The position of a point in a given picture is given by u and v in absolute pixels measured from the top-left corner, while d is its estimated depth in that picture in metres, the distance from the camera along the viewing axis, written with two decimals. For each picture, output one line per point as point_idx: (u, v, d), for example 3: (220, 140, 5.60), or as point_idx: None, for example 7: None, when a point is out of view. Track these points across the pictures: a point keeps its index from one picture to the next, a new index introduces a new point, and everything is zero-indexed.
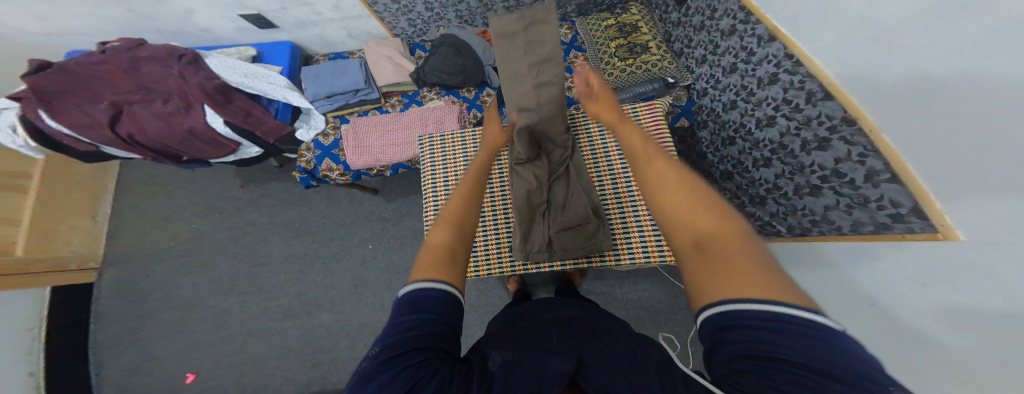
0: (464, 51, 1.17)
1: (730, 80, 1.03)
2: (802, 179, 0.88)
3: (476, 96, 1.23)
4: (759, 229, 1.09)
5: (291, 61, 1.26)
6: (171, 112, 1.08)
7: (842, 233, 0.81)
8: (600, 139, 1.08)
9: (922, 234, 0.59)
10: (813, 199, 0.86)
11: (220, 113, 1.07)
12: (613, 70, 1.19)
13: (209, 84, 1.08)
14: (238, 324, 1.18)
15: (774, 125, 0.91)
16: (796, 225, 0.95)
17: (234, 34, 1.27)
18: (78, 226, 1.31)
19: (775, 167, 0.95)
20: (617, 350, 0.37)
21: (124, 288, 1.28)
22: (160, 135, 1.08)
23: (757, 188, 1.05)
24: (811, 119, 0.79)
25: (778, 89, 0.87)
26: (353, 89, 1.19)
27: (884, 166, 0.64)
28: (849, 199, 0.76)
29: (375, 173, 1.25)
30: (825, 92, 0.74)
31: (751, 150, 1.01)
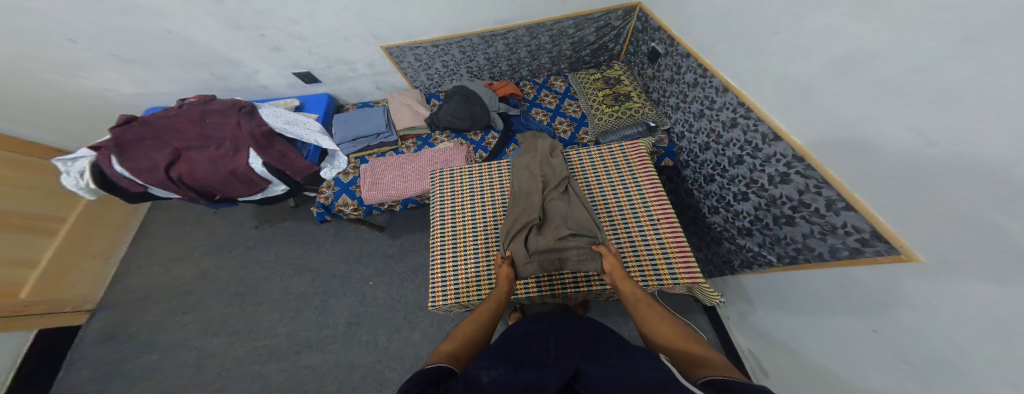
0: (474, 98, 1.33)
1: (701, 124, 1.13)
2: (777, 210, 0.89)
3: (482, 138, 1.36)
4: (751, 261, 1.02)
5: (326, 110, 1.45)
6: (221, 156, 1.21)
7: (824, 260, 0.77)
8: (593, 172, 1.15)
9: (887, 257, 0.61)
10: (792, 228, 0.86)
11: (262, 155, 1.20)
12: (602, 115, 1.33)
13: (258, 131, 1.24)
14: (218, 368, 1.08)
15: (743, 163, 0.97)
16: (783, 255, 0.90)
17: (285, 88, 1.48)
18: (89, 267, 1.33)
19: (752, 200, 0.97)
20: (607, 366, 0.59)
21: (111, 331, 1.22)
22: (205, 175, 1.19)
23: (741, 220, 1.03)
24: (770, 157, 0.86)
25: (739, 131, 0.95)
26: (375, 132, 1.33)
27: (837, 195, 0.70)
28: (820, 227, 0.77)
29: (385, 208, 1.30)
30: (774, 134, 0.84)
31: (730, 185, 1.05)
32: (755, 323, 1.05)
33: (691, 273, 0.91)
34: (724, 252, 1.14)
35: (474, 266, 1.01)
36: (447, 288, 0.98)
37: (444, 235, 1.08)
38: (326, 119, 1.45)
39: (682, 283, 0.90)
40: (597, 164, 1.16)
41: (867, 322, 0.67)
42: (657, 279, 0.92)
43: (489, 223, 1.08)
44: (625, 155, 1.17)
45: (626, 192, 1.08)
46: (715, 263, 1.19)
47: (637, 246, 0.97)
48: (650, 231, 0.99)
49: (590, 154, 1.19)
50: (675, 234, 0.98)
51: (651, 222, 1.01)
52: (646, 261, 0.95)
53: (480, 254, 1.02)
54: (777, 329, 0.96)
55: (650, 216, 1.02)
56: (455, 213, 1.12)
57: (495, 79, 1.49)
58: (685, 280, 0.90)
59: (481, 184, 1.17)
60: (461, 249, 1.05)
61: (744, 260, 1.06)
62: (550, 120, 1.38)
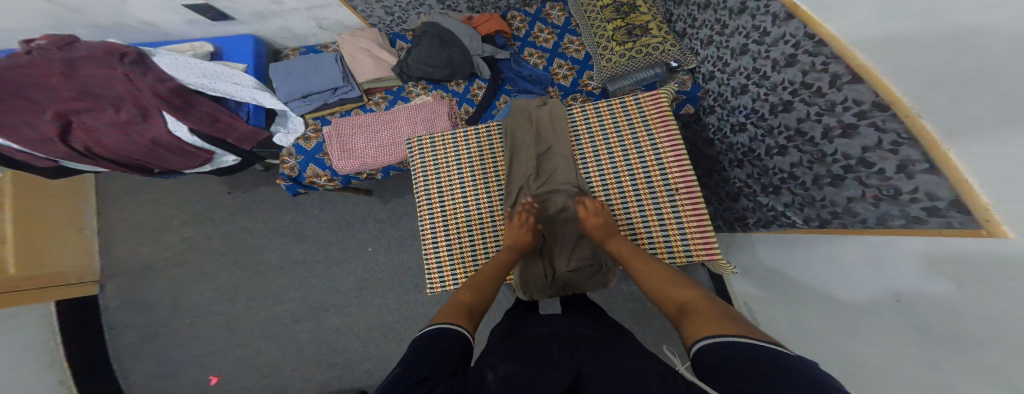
0: (450, 41, 1.10)
1: (740, 62, 0.95)
2: (823, 168, 0.78)
3: (466, 89, 1.18)
4: (771, 220, 0.97)
5: (256, 60, 1.19)
6: (127, 121, 0.99)
7: (865, 226, 0.70)
8: (601, 132, 1.03)
9: (961, 230, 0.50)
10: (835, 190, 0.76)
11: (183, 120, 1.00)
12: (611, 55, 1.09)
13: (163, 87, 0.98)
14: (250, 328, 1.22)
15: (792, 110, 0.82)
16: (813, 217, 0.83)
17: (186, 27, 1.19)
18: (65, 240, 1.27)
19: (792, 155, 0.85)
20: (611, 368, 0.51)
21: (130, 299, 1.30)
22: (122, 148, 1.01)
23: (769, 177, 0.94)
24: (834, 104, 0.70)
25: (796, 71, 0.78)
26: (331, 88, 1.14)
27: (922, 156, 0.54)
28: (877, 192, 0.66)
29: (366, 177, 1.22)
30: (851, 74, 0.64)
31: (764, 137, 0.93)
32: (757, 278, 1.14)
33: (706, 247, 0.91)
34: (739, 209, 1.09)
35: (475, 246, 1.01)
36: (445, 271, 1.00)
37: (434, 217, 1.03)
38: (261, 69, 1.21)
39: (695, 258, 0.91)
40: (607, 124, 1.03)
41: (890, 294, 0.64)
42: (668, 254, 0.93)
43: (481, 200, 1.03)
44: (639, 106, 1.02)
45: (641, 159, 0.99)
46: (725, 219, 1.17)
47: (650, 222, 0.95)
48: (664, 199, 0.95)
49: (596, 114, 1.05)
50: (694, 209, 0.93)
51: (667, 192, 0.96)
52: (657, 234, 0.94)
53: (477, 239, 1.01)
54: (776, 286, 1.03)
55: (666, 181, 0.96)
56: (443, 191, 1.05)
57: (474, 9, 1.22)
58: (699, 254, 0.91)
59: (469, 154, 1.06)
60: (456, 231, 1.02)
61: (762, 219, 1.01)
62: (547, 63, 1.16)
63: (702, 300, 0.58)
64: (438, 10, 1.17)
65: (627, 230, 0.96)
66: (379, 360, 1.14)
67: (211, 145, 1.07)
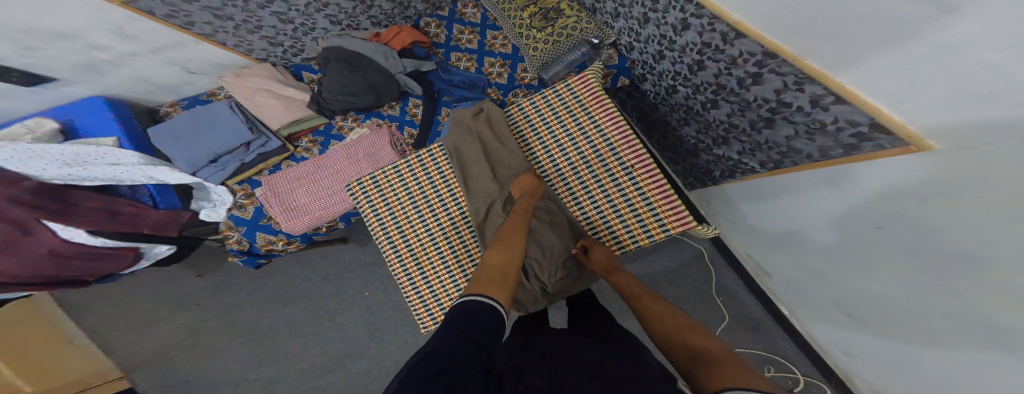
0: (360, 63, 0.85)
1: (647, 31, 0.83)
2: (754, 114, 0.72)
3: (403, 111, 0.96)
4: (738, 170, 0.88)
5: (125, 122, 0.93)
6: (7, 240, 0.83)
7: (812, 161, 0.65)
8: (540, 132, 0.87)
9: (893, 149, 0.48)
10: (771, 132, 0.70)
11: (72, 224, 0.86)
12: (536, 42, 0.94)
13: (24, 193, 0.83)
14: (285, 387, 1.26)
15: (704, 68, 0.75)
16: (768, 161, 0.76)
17: (3, 103, 0.89)
18: (62, 353, 1.22)
19: (722, 107, 0.78)
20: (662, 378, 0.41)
21: (160, 387, 1.32)
22: (23, 268, 0.86)
23: (716, 131, 0.85)
24: (735, 58, 0.66)
25: (692, 34, 0.72)
26: (240, 144, 0.93)
27: (824, 91, 0.53)
28: (805, 127, 0.62)
29: (326, 230, 1.09)
30: (735, 31, 0.62)
31: (695, 95, 0.83)
32: (744, 238, 1.08)
33: (677, 214, 0.77)
34: (704, 164, 0.99)
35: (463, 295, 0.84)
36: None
37: (409, 267, 0.87)
38: (138, 134, 0.94)
39: (672, 229, 0.77)
40: (546, 118, 0.87)
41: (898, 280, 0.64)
42: (645, 234, 0.79)
43: (445, 229, 0.86)
44: (572, 93, 0.86)
45: (589, 146, 0.84)
46: (695, 176, 1.07)
47: (620, 208, 0.81)
48: (626, 182, 0.81)
49: (530, 110, 0.89)
50: (660, 189, 0.79)
51: (625, 174, 0.81)
52: (626, 215, 0.81)
53: (455, 273, 0.84)
54: (764, 249, 1.02)
55: (620, 163, 0.82)
56: (409, 240, 0.87)
57: (381, 23, 0.98)
58: (671, 224, 0.77)
59: (422, 188, 0.88)
60: (434, 276, 0.85)
61: (726, 170, 0.92)
62: (477, 64, 0.97)
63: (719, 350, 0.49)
64: (336, 32, 0.92)
65: (603, 228, 0.82)
66: None
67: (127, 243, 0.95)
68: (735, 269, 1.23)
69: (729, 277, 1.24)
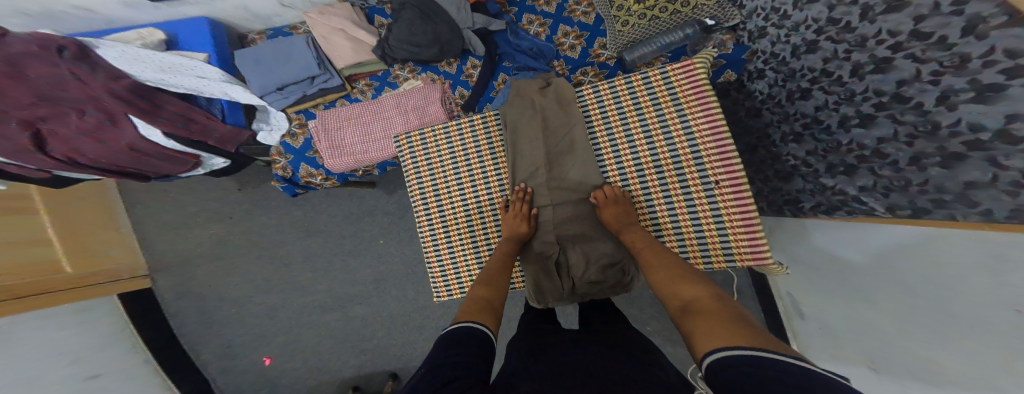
0: (433, 13, 0.91)
1: (809, 12, 0.70)
2: (931, 143, 0.52)
3: (459, 70, 1.02)
4: (844, 209, 0.71)
5: (218, 47, 1.06)
6: (96, 127, 0.88)
7: (996, 221, 0.45)
8: (621, 122, 0.83)
9: None
10: (946, 172, 0.50)
11: (153, 124, 0.91)
12: (628, 16, 0.86)
13: (118, 87, 0.84)
14: (287, 317, 1.33)
15: (890, 68, 0.56)
16: (899, 206, 0.59)
17: (127, 11, 1.03)
18: (109, 239, 1.38)
19: (881, 126, 0.60)
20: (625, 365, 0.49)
21: (181, 290, 1.43)
22: (102, 154, 0.94)
23: (843, 154, 0.69)
24: (967, 58, 0.44)
25: (907, 16, 0.51)
26: (307, 77, 1.00)
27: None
28: (1016, 176, 0.42)
29: (361, 174, 1.15)
30: None
31: (840, 105, 0.67)
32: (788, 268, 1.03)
33: (751, 238, 0.73)
34: (792, 191, 0.83)
35: (481, 254, 0.91)
36: (450, 281, 0.92)
37: (432, 221, 0.94)
38: (225, 57, 1.08)
39: (738, 262, 0.75)
40: (626, 107, 0.83)
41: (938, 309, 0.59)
42: (703, 258, 0.78)
43: (483, 202, 0.91)
44: (667, 82, 0.80)
45: (670, 151, 0.79)
46: (771, 201, 0.90)
47: (682, 225, 0.79)
48: (699, 191, 0.77)
49: (613, 95, 0.84)
50: (744, 217, 0.73)
51: (704, 188, 0.77)
52: (688, 233, 0.79)
53: (481, 244, 0.91)
54: (809, 283, 0.94)
55: (702, 172, 0.77)
56: (440, 193, 0.93)
57: None
58: (743, 257, 0.74)
59: (465, 152, 0.92)
60: (456, 235, 0.92)
61: (822, 203, 0.75)
62: (550, 32, 0.97)
63: (711, 300, 0.50)
64: None
65: (655, 240, 0.81)
66: (406, 346, 1.22)
67: (192, 150, 1.03)
68: (760, 298, 1.15)
69: (749, 306, 1.17)
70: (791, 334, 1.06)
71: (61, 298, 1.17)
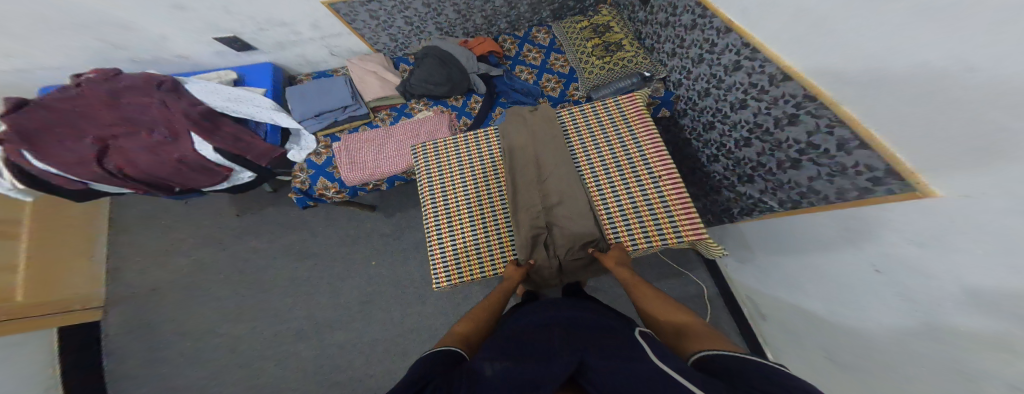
0: (448, 61, 1.20)
1: (700, 69, 1.08)
2: (783, 153, 0.89)
3: (464, 103, 1.25)
4: (754, 207, 1.05)
5: (275, 83, 1.30)
6: (159, 143, 1.09)
7: (830, 202, 0.79)
8: (590, 136, 1.04)
9: (899, 195, 0.59)
10: (796, 172, 0.87)
11: (210, 141, 1.08)
12: (592, 67, 1.21)
13: (194, 111, 1.10)
14: (253, 349, 1.21)
15: (746, 108, 0.95)
16: (785, 200, 0.93)
17: (212, 59, 1.31)
18: (76, 268, 1.28)
19: (755, 146, 0.97)
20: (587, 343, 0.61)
21: (133, 324, 1.30)
22: (150, 167, 1.08)
23: (742, 167, 1.04)
24: (777, 99, 0.83)
25: (742, 75, 0.92)
26: (341, 106, 1.22)
27: (851, 135, 0.66)
28: (828, 169, 0.77)
29: (371, 188, 1.27)
30: (782, 75, 0.79)
31: (731, 132, 1.04)
32: (749, 266, 1.21)
33: (692, 222, 0.89)
34: (723, 201, 1.17)
35: (480, 249, 0.97)
36: (450, 266, 0.96)
37: (438, 217, 1.02)
38: (278, 92, 1.31)
39: (686, 238, 0.88)
40: (592, 123, 1.06)
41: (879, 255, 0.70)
42: (662, 239, 0.90)
43: (481, 198, 1.03)
44: (620, 110, 1.06)
45: (625, 153, 1.00)
46: (714, 213, 1.24)
47: (643, 214, 0.92)
48: (649, 184, 0.95)
49: (581, 116, 1.08)
50: (686, 207, 0.91)
51: (653, 183, 0.95)
52: (649, 225, 0.91)
53: (480, 234, 0.99)
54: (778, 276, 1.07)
55: (651, 172, 0.96)
56: (447, 194, 1.04)
57: (469, 34, 1.35)
58: (688, 233, 0.88)
59: (470, 157, 1.08)
60: (455, 225, 1.00)
61: (744, 207, 1.10)
62: (536, 78, 1.26)
63: (700, 325, 0.65)
64: (438, 36, 1.30)
65: (623, 226, 0.92)
66: (384, 377, 1.12)
67: (232, 163, 1.14)
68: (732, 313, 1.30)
69: None
70: (763, 341, 1.22)
71: (13, 329, 1.08)
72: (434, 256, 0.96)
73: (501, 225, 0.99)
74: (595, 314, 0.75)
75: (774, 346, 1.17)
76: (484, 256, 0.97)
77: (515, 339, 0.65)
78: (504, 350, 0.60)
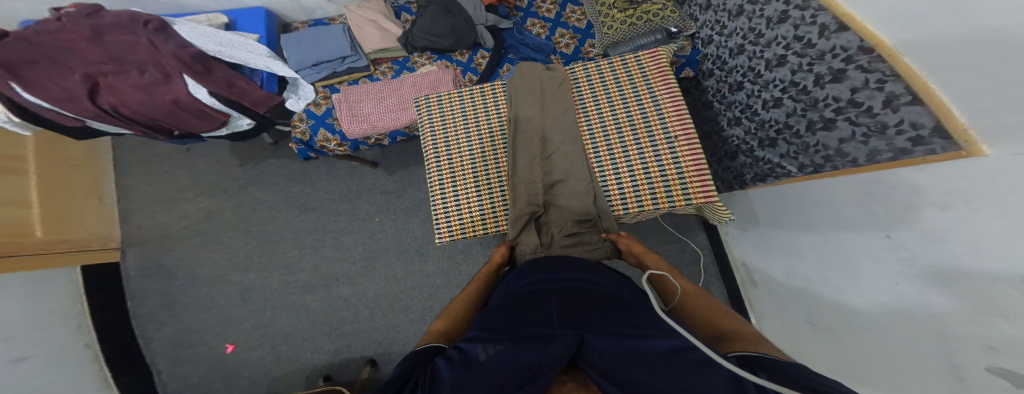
0: (454, 9, 1.09)
1: (737, 23, 1.00)
2: (816, 114, 0.84)
3: (470, 59, 1.17)
4: (768, 172, 1.04)
5: (268, 29, 1.21)
6: (150, 84, 1.03)
7: (856, 165, 0.77)
8: (606, 95, 1.00)
9: (943, 154, 0.56)
10: (827, 134, 0.82)
11: (203, 84, 1.03)
12: (613, 22, 1.12)
13: (184, 53, 1.03)
14: (264, 298, 1.27)
15: (784, 65, 0.88)
16: (806, 165, 0.90)
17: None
18: (88, 208, 1.31)
19: (785, 106, 0.92)
20: (588, 322, 0.59)
21: (150, 268, 1.36)
22: (143, 108, 1.04)
23: (766, 130, 1.00)
24: (824, 53, 0.77)
25: (788, 27, 0.84)
26: (339, 56, 1.14)
27: (904, 89, 0.61)
28: (865, 129, 0.72)
29: (372, 143, 1.25)
30: (839, 24, 0.71)
31: (761, 92, 0.98)
32: (753, 235, 1.22)
33: (705, 191, 0.88)
34: (737, 167, 1.16)
35: (482, 199, 0.97)
36: (452, 218, 0.97)
37: (442, 171, 1.00)
38: (273, 40, 1.23)
39: (695, 201, 0.88)
40: (608, 81, 1.01)
41: (883, 230, 0.72)
42: (668, 200, 0.90)
43: (485, 153, 1.00)
44: (640, 67, 1.01)
45: (642, 112, 0.97)
46: (725, 179, 1.25)
47: (652, 173, 0.91)
48: (664, 145, 0.93)
49: (597, 72, 1.03)
50: (698, 169, 0.89)
51: (667, 143, 0.93)
52: (658, 185, 0.91)
53: (483, 189, 0.98)
54: (778, 248, 1.10)
55: (667, 133, 0.93)
56: (451, 150, 1.02)
57: None
58: (698, 197, 0.88)
59: (474, 108, 1.04)
60: (460, 182, 0.99)
61: (758, 173, 1.08)
62: (549, 33, 1.19)
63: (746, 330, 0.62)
64: None
65: (631, 188, 0.92)
66: (388, 329, 1.19)
67: (228, 109, 1.10)
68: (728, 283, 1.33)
69: None
70: (749, 306, 1.28)
71: (30, 265, 1.13)
72: (437, 208, 0.97)
73: (503, 177, 0.98)
74: (596, 275, 0.78)
75: (760, 315, 1.22)
76: (488, 214, 0.97)
77: (508, 314, 0.66)
78: (497, 326, 0.61)
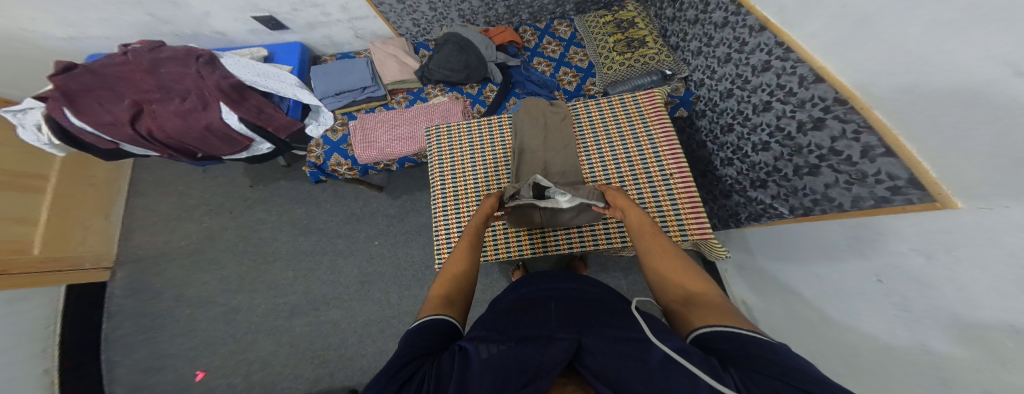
0: (468, 48, 1.23)
1: (726, 69, 1.09)
2: (802, 159, 0.87)
3: (479, 92, 1.28)
4: (761, 212, 1.05)
5: (300, 62, 1.36)
6: (189, 110, 1.12)
7: (841, 210, 0.77)
8: (605, 133, 1.06)
9: (920, 205, 0.57)
10: (813, 178, 0.85)
11: (236, 110, 1.12)
12: (612, 63, 1.24)
13: (225, 83, 1.13)
14: (247, 322, 1.19)
15: (770, 110, 0.94)
16: (797, 206, 0.92)
17: (247, 37, 1.39)
18: (92, 224, 1.32)
19: (773, 150, 0.96)
20: (599, 327, 0.54)
21: (136, 289, 1.31)
22: (177, 132, 1.12)
23: (757, 172, 1.04)
24: (805, 101, 0.82)
25: (771, 75, 0.91)
26: (360, 86, 1.25)
27: (879, 141, 0.64)
28: (848, 175, 0.75)
29: (381, 168, 1.30)
30: (816, 76, 0.77)
31: (750, 135, 1.03)
32: (750, 274, 1.18)
33: (700, 228, 0.89)
34: (731, 206, 1.18)
35: None
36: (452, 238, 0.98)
37: (445, 195, 1.03)
38: (303, 71, 1.36)
39: (692, 239, 0.89)
40: (607, 119, 1.08)
41: (873, 274, 0.70)
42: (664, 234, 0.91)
43: (488, 178, 1.04)
44: (637, 105, 1.08)
45: (638, 149, 1.01)
46: (721, 217, 1.25)
47: (647, 203, 0.94)
48: (659, 179, 0.96)
49: (597, 108, 1.11)
50: (694, 208, 0.91)
51: (663, 179, 0.96)
52: (655, 217, 0.93)
53: None
54: (772, 277, 1.07)
55: (663, 172, 0.97)
56: (455, 175, 1.06)
57: (490, 23, 1.41)
58: (694, 234, 0.89)
59: (480, 137, 1.10)
60: (462, 206, 1.01)
61: (752, 213, 1.09)
62: (553, 70, 1.31)
63: (714, 296, 0.55)
64: (459, 22, 1.36)
65: None
66: (375, 358, 1.10)
67: (252, 133, 1.17)
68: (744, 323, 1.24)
69: None
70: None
71: (20, 283, 1.10)
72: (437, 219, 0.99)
73: None
74: (598, 290, 0.71)
75: None
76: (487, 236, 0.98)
77: (506, 316, 0.62)
78: (500, 328, 0.57)
